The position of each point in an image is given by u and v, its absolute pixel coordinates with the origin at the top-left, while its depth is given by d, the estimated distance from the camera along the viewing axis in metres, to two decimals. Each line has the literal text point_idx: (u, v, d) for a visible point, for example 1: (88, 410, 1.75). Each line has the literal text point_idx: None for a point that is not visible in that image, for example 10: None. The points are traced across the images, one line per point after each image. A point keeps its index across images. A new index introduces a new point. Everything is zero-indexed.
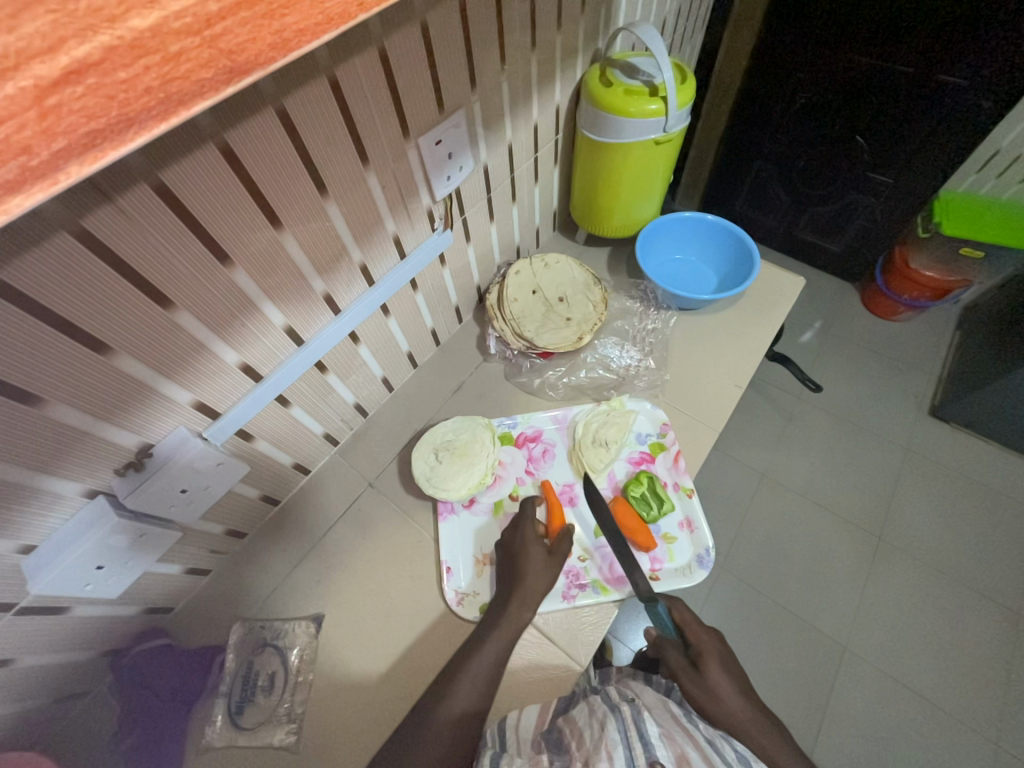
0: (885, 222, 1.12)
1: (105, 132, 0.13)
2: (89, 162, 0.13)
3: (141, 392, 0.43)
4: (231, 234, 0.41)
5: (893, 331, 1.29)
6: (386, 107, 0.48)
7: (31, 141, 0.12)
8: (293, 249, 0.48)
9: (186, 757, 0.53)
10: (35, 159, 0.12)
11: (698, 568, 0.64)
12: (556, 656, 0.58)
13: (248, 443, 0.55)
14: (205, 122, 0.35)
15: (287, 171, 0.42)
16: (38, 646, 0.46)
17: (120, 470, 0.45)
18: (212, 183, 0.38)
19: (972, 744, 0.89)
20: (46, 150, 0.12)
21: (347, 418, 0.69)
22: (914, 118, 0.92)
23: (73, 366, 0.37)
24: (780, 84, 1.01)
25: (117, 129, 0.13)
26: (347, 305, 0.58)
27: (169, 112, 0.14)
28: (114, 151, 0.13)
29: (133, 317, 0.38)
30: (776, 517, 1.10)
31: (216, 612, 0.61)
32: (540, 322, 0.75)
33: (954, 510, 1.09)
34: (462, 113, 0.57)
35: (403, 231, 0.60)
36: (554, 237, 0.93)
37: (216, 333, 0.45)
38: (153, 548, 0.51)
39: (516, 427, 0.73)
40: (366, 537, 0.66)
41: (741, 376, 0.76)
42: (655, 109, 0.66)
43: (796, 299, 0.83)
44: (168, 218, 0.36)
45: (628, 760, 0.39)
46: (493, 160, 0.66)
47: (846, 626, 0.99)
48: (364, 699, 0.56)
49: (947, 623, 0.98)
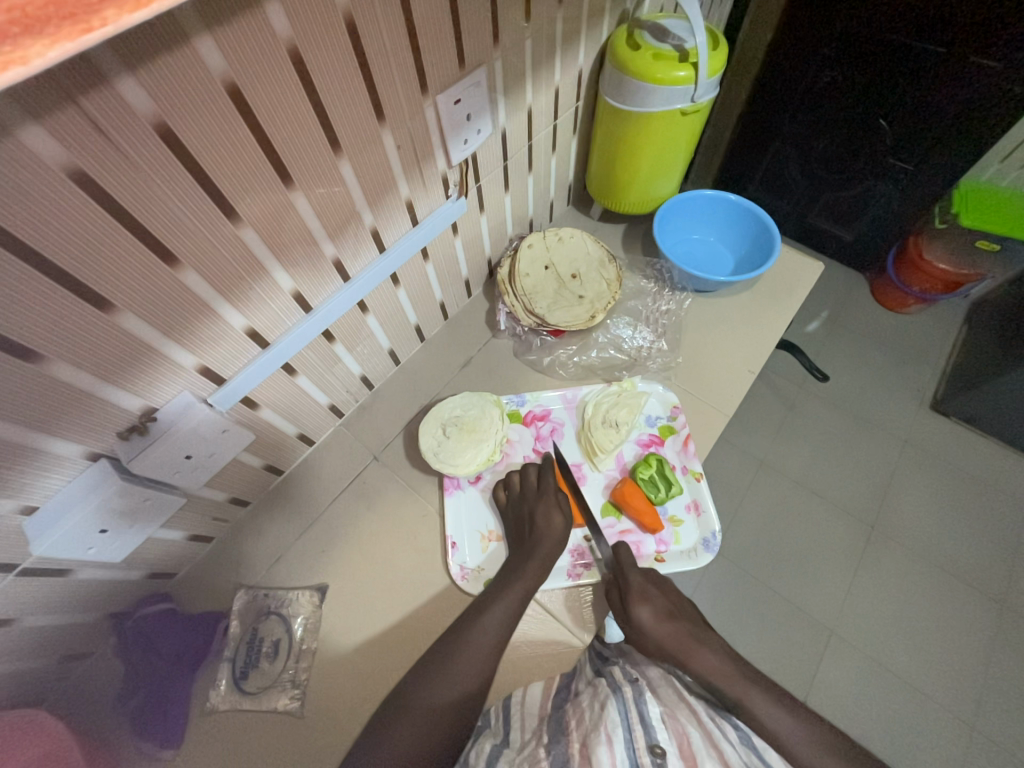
0: (903, 212, 1.09)
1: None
2: None
3: (145, 354, 0.41)
4: (240, 189, 0.39)
5: (901, 322, 1.27)
6: (405, 59, 0.45)
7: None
8: (303, 209, 0.45)
9: (190, 719, 0.53)
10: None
11: (704, 551, 0.64)
12: (557, 631, 0.59)
13: (253, 412, 0.54)
14: (213, 61, 0.32)
15: (299, 123, 0.40)
16: (41, 608, 0.46)
17: (124, 433, 0.43)
18: (218, 132, 0.35)
19: (950, 725, 0.92)
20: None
21: (353, 390, 0.68)
22: (944, 102, 0.88)
23: (73, 321, 0.35)
24: (805, 61, 0.96)
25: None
26: (357, 273, 0.56)
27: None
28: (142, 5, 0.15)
29: (136, 273, 0.36)
30: (773, 505, 1.11)
31: (219, 579, 0.61)
32: (552, 298, 0.73)
33: (948, 503, 1.10)
34: (483, 71, 0.54)
35: (416, 197, 0.57)
36: (567, 212, 0.90)
37: (222, 296, 0.44)
38: (157, 514, 0.50)
39: (523, 405, 0.72)
40: (371, 509, 0.65)
41: (754, 362, 0.75)
42: (684, 76, 0.62)
43: (813, 285, 0.82)
44: (173, 165, 0.34)
45: (627, 742, 0.39)
46: (511, 125, 0.63)
47: (835, 611, 1.00)
48: (366, 669, 0.57)
49: (933, 611, 1.00)
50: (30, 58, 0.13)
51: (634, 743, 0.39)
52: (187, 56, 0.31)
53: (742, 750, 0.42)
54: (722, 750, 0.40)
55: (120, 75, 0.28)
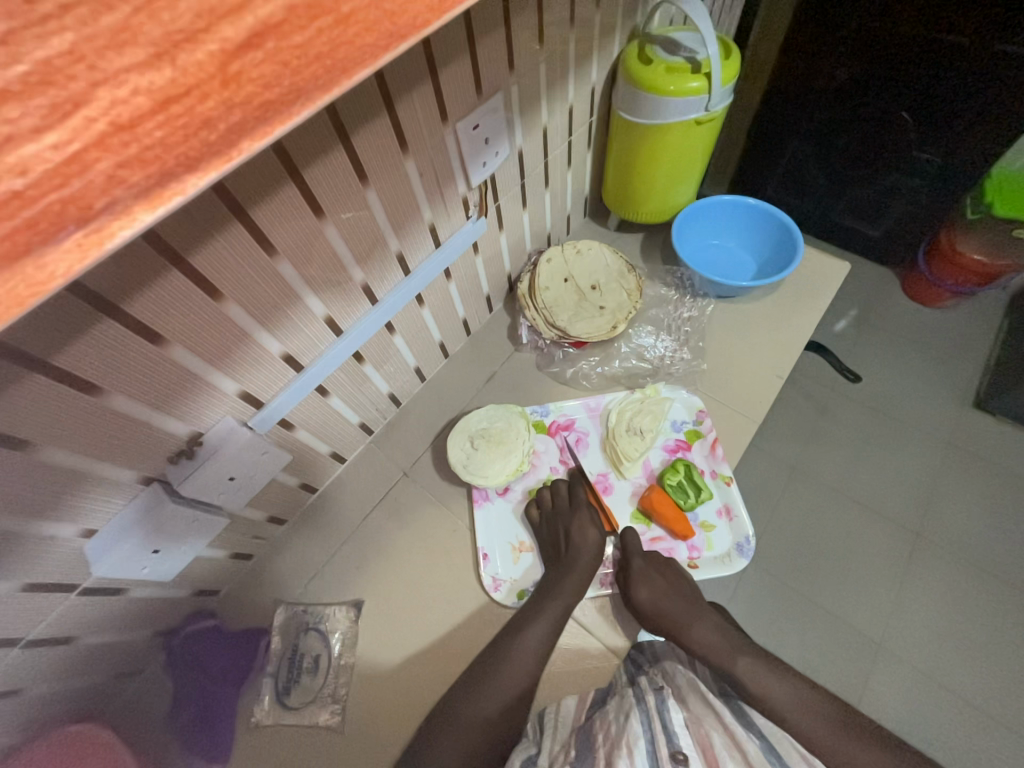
0: (931, 205, 1.06)
1: (273, 107, 0.14)
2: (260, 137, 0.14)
3: (193, 383, 0.43)
4: (278, 224, 0.42)
5: (936, 318, 1.23)
6: (426, 91, 0.47)
7: (212, 114, 0.14)
8: (334, 239, 0.47)
9: (237, 734, 0.55)
10: (214, 134, 0.13)
11: (739, 556, 0.63)
12: (593, 647, 0.58)
13: (290, 433, 0.56)
14: None
15: (330, 159, 0.42)
16: (98, 626, 0.48)
17: (172, 458, 0.46)
18: (259, 173, 0.38)
19: (1016, 745, 0.86)
20: (223, 122, 0.14)
21: (382, 408, 0.69)
22: (970, 92, 0.86)
23: (130, 356, 0.38)
24: (819, 60, 0.96)
25: (286, 103, 0.14)
26: (383, 295, 0.58)
27: (327, 86, 0.15)
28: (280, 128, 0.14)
29: (184, 307, 0.39)
30: (808, 512, 1.07)
31: (259, 596, 0.62)
32: (573, 311, 0.73)
33: (999, 507, 1.04)
34: (499, 96, 0.55)
35: (438, 220, 0.59)
36: (584, 224, 0.91)
37: (261, 324, 0.46)
38: (203, 534, 0.52)
39: (548, 416, 0.72)
40: (402, 525, 0.66)
41: (782, 366, 0.74)
42: (697, 87, 0.63)
43: (840, 285, 0.80)
44: (218, 207, 0.36)
45: (651, 756, 0.40)
46: (528, 144, 0.65)
47: (881, 623, 0.96)
48: (403, 686, 0.57)
49: (989, 622, 0.95)
50: (188, 191, 0.13)
51: (656, 753, 0.40)
52: None
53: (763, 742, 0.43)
54: (743, 748, 0.41)
55: None
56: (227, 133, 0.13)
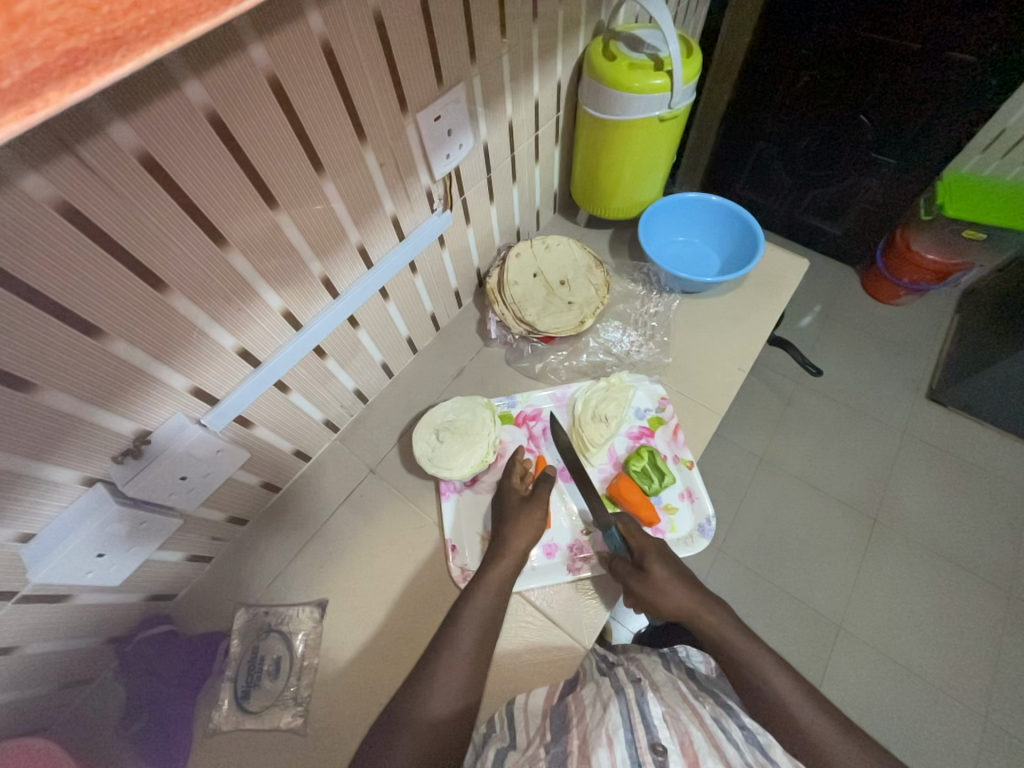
0: (888, 205, 1.10)
1: (89, 53, 0.13)
2: (69, 90, 0.13)
3: (138, 378, 0.42)
4: (228, 216, 0.40)
5: (892, 314, 1.28)
6: (383, 80, 0.46)
7: (2, 58, 0.11)
8: (290, 230, 0.46)
9: (193, 740, 0.53)
10: (7, 80, 0.11)
11: (700, 536, 0.64)
12: (559, 638, 0.59)
13: (248, 430, 0.55)
14: (195, 93, 0.33)
15: (282, 147, 0.41)
16: (41, 635, 0.46)
17: (118, 457, 0.44)
18: (204, 161, 0.36)
19: (963, 718, 0.91)
20: (17, 66, 0.12)
21: (347, 404, 0.68)
22: (922, 97, 0.90)
23: (64, 349, 0.36)
24: (783, 62, 0.98)
25: (103, 53, 0.13)
26: (345, 289, 0.56)
27: (153, 39, 0.14)
28: (98, 79, 0.13)
29: (126, 300, 0.37)
30: (774, 502, 1.11)
31: (219, 599, 0.61)
32: (542, 305, 0.74)
33: (949, 494, 1.09)
34: (461, 88, 0.55)
35: (402, 212, 0.58)
36: (555, 219, 0.92)
37: (213, 317, 0.44)
38: (153, 537, 0.50)
39: (514, 407, 0.73)
40: (369, 522, 0.65)
41: (745, 359, 0.76)
42: (661, 83, 0.64)
43: (799, 281, 0.82)
44: (159, 195, 0.35)
45: (629, 743, 0.38)
46: (493, 137, 0.64)
47: (840, 606, 1.00)
48: (370, 686, 0.56)
49: (939, 603, 1.00)
50: None
51: (635, 742, 0.38)
52: (171, 94, 0.32)
53: (747, 749, 0.41)
54: (725, 750, 0.39)
55: (102, 111, 0.29)
56: (26, 80, 0.12)
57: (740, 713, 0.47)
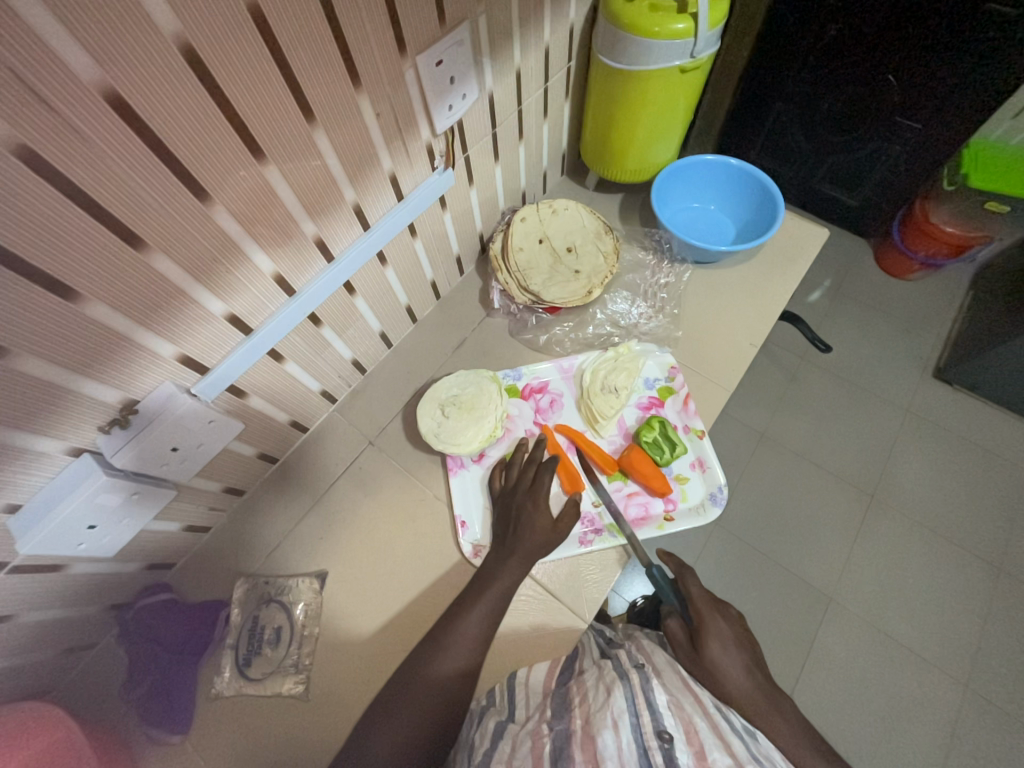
0: (909, 175, 1.04)
1: None
2: None
3: (118, 345, 0.39)
4: (212, 169, 0.37)
5: (904, 289, 1.24)
6: (379, 16, 0.41)
7: None
8: (280, 187, 0.43)
9: (196, 705, 0.54)
10: None
11: (712, 505, 0.64)
12: (559, 612, 0.59)
13: (241, 400, 0.53)
14: (164, 20, 0.29)
15: (267, 91, 0.37)
16: (37, 604, 0.46)
17: (105, 427, 0.42)
18: (178, 104, 0.33)
19: (944, 686, 0.94)
20: None
21: (345, 375, 0.66)
22: (958, 54, 0.83)
23: (35, 311, 0.33)
24: (809, 16, 0.89)
25: None
26: (341, 252, 0.53)
27: None
28: None
29: (102, 260, 0.35)
30: (772, 478, 1.11)
31: (219, 568, 0.61)
32: (547, 274, 0.70)
33: (948, 472, 1.09)
34: (465, 28, 0.50)
35: (401, 169, 0.54)
36: (562, 183, 0.87)
37: (199, 282, 0.41)
38: (149, 507, 0.49)
39: (520, 380, 0.70)
40: (368, 494, 0.64)
41: (756, 335, 0.73)
42: (684, 28, 0.58)
43: (817, 253, 0.78)
44: (129, 139, 0.32)
45: (635, 728, 0.38)
46: (499, 88, 0.59)
47: (832, 579, 1.02)
48: (371, 654, 0.57)
49: (930, 578, 1.01)
50: None
51: (641, 727, 0.38)
52: (134, 16, 0.28)
53: (749, 739, 0.40)
54: (730, 742, 0.38)
55: (53, 34, 0.26)
56: None
57: (731, 714, 0.44)
